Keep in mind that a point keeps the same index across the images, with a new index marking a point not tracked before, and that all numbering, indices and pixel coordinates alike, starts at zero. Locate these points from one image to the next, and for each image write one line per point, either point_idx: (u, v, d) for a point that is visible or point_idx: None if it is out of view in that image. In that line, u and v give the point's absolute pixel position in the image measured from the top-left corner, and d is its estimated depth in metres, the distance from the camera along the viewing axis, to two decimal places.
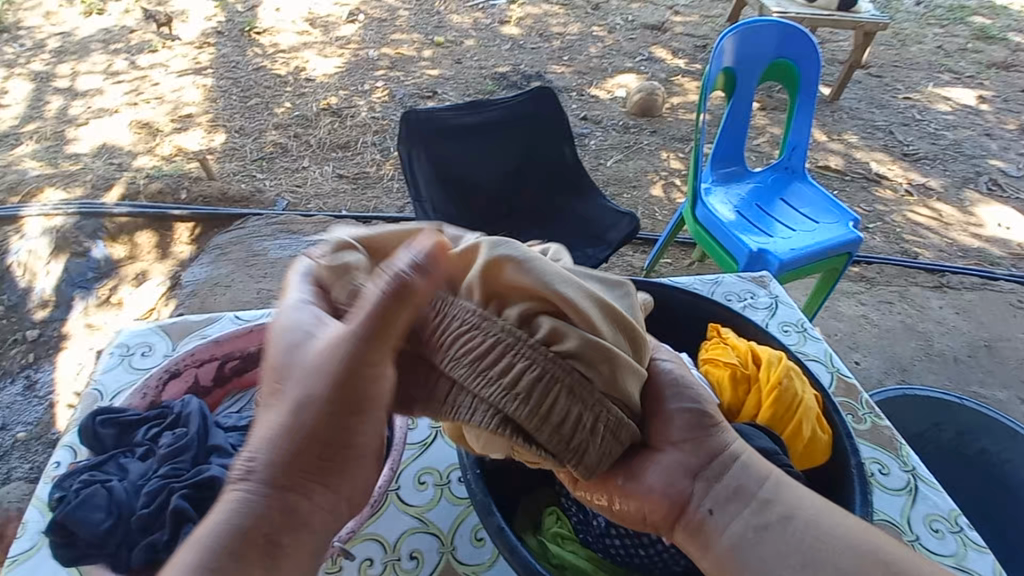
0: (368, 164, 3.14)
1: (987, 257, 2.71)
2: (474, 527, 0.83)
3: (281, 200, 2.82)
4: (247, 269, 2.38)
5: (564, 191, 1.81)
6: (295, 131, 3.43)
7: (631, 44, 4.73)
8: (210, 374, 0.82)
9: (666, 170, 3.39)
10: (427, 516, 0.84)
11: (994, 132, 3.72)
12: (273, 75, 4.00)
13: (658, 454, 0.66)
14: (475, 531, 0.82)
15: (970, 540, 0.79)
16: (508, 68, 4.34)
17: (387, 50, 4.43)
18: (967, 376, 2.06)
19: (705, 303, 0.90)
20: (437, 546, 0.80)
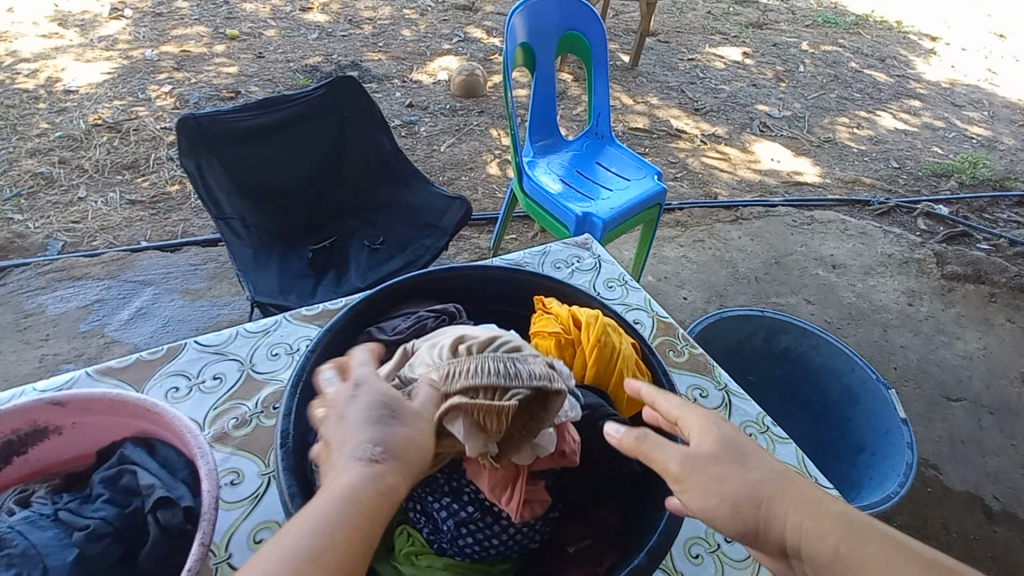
0: (166, 184, 2.71)
1: (767, 188, 3.23)
2: (256, 529, 0.71)
3: (54, 243, 2.31)
4: (19, 334, 1.91)
5: (387, 183, 1.70)
6: (61, 155, 2.82)
7: (445, 26, 4.68)
8: None
9: (499, 148, 3.44)
10: (227, 561, 0.68)
11: (758, 82, 4.41)
12: (16, 90, 3.23)
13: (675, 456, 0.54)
14: (255, 535, 0.71)
15: (778, 437, 0.91)
16: (319, 59, 4.03)
17: (170, 49, 3.83)
18: (768, 290, 2.44)
19: (527, 275, 0.89)
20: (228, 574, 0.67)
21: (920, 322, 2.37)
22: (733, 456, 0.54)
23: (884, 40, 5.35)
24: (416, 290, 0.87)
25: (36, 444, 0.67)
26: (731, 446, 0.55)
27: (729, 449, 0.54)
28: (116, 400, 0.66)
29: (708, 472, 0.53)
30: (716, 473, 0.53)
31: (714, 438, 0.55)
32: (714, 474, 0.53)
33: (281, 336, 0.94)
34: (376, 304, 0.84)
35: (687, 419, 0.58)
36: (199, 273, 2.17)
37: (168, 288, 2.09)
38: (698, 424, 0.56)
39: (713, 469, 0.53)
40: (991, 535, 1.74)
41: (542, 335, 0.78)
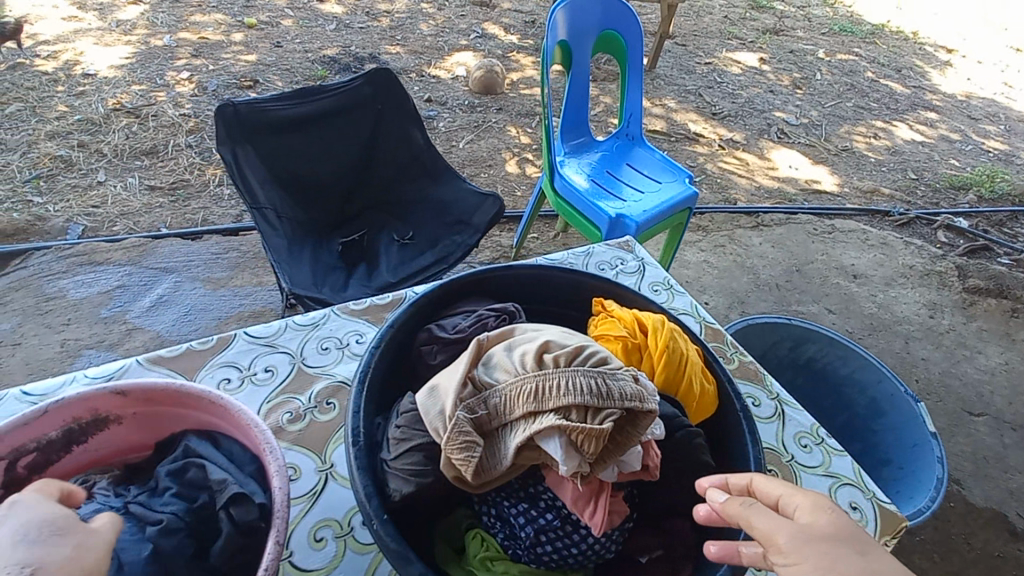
0: (185, 171, 2.69)
1: (786, 195, 3.22)
2: (314, 527, 0.70)
3: (74, 227, 2.30)
4: (40, 318, 1.90)
5: (418, 178, 1.69)
6: (80, 139, 2.80)
7: (463, 21, 4.65)
8: None
9: (518, 146, 3.42)
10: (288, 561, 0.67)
11: (775, 89, 4.39)
12: (35, 73, 3.20)
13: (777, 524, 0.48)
14: (314, 533, 0.69)
15: (833, 449, 0.90)
16: (337, 50, 3.99)
17: (188, 35, 3.80)
18: (789, 298, 2.43)
19: (585, 277, 0.88)
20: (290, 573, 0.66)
21: (942, 335, 2.36)
22: (854, 544, 0.46)
23: (901, 50, 5.33)
24: (471, 289, 0.86)
25: (95, 435, 0.66)
26: (850, 530, 0.47)
27: (850, 536, 0.46)
28: (180, 393, 0.65)
29: (823, 553, 0.45)
30: (833, 555, 0.45)
31: (830, 520, 0.47)
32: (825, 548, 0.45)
33: (331, 330, 0.92)
34: (434, 302, 0.82)
35: (793, 496, 0.50)
36: (220, 262, 2.15)
37: (190, 276, 2.08)
38: (808, 502, 0.49)
39: (828, 549, 0.45)
40: (1015, 553, 1.73)
41: (607, 339, 0.77)
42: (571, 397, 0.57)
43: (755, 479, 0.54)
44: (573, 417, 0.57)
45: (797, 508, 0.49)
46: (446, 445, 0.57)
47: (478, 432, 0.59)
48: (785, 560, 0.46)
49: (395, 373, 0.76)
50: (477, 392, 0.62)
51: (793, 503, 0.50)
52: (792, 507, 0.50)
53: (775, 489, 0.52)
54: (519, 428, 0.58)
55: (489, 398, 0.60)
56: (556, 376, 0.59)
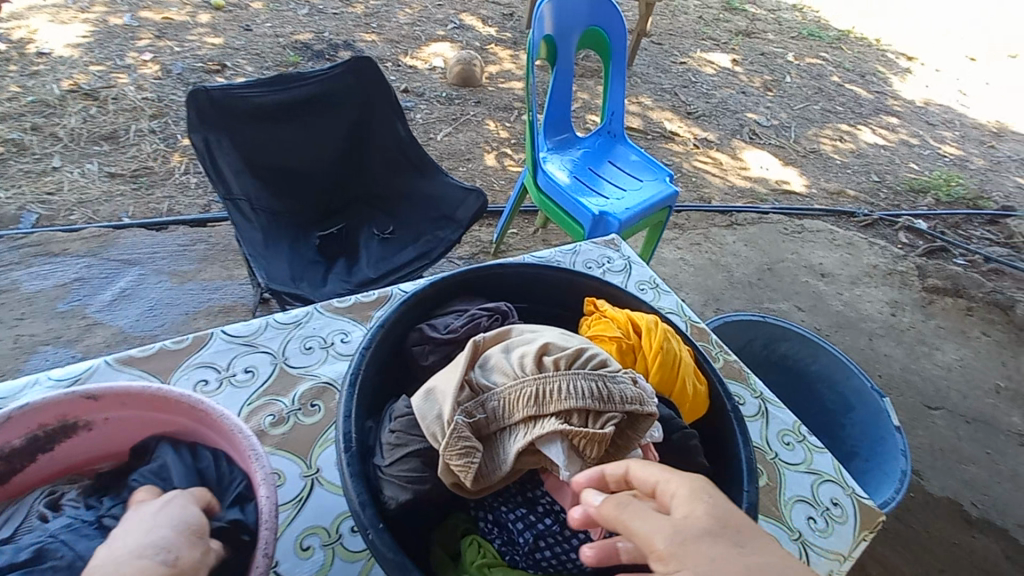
0: (148, 158, 2.56)
1: (758, 195, 3.30)
2: (300, 535, 0.67)
3: (27, 215, 2.16)
4: None
5: (400, 171, 1.65)
6: (32, 121, 2.63)
7: (440, 11, 4.57)
8: None
9: (496, 140, 3.39)
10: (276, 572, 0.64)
11: (747, 90, 4.48)
12: None
13: (653, 525, 0.43)
14: (301, 541, 0.67)
15: (813, 446, 0.92)
16: (309, 35, 3.86)
17: (149, 15, 3.61)
18: (761, 295, 2.50)
19: (577, 277, 0.88)
20: None
21: (903, 332, 2.47)
22: (730, 534, 0.42)
23: (865, 56, 5.52)
24: (463, 287, 0.84)
25: (64, 442, 0.62)
26: (726, 517, 0.43)
27: (727, 526, 0.42)
28: (153, 395, 0.61)
29: (699, 550, 0.41)
30: (711, 553, 0.41)
31: (706, 510, 0.43)
32: (708, 546, 0.41)
33: (314, 329, 0.89)
34: (425, 301, 0.80)
35: (668, 482, 0.47)
36: (188, 255, 2.06)
37: (155, 269, 1.98)
38: (684, 491, 0.45)
39: (705, 546, 0.41)
40: (969, 539, 1.83)
41: (603, 339, 0.76)
42: (572, 401, 0.57)
43: (630, 467, 0.50)
44: (574, 421, 0.57)
45: (674, 495, 0.45)
46: (445, 451, 0.56)
47: (476, 437, 0.58)
48: (665, 567, 0.41)
49: (386, 374, 0.74)
50: (474, 395, 0.60)
51: (669, 491, 0.46)
52: (669, 496, 0.46)
53: (652, 476, 0.48)
54: (519, 433, 0.57)
55: (487, 401, 0.59)
56: (556, 379, 0.58)
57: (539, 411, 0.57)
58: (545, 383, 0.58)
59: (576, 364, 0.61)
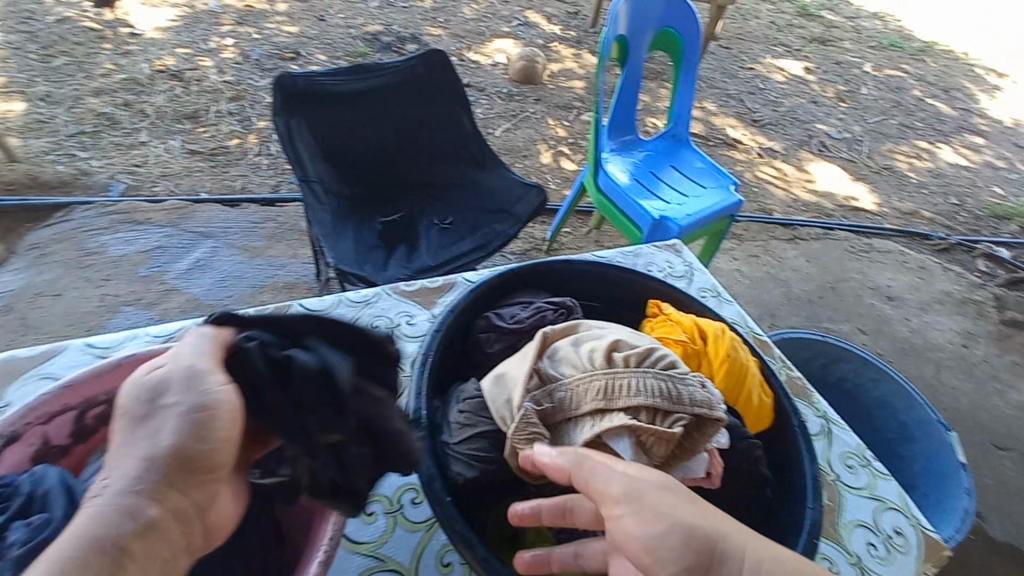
0: (225, 138, 2.72)
1: (823, 210, 3.16)
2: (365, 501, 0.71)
3: (116, 184, 2.34)
4: (82, 271, 1.94)
5: (462, 163, 1.69)
6: (124, 98, 2.83)
7: (506, 8, 4.60)
8: (66, 428, 0.62)
9: (554, 138, 3.39)
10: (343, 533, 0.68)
11: (818, 100, 4.29)
12: (83, 28, 3.23)
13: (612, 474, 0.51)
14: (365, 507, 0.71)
15: (878, 472, 0.89)
16: (379, 27, 3.98)
17: (233, 2, 3.80)
18: (820, 314, 2.40)
19: (643, 279, 0.88)
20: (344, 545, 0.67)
21: (975, 366, 2.31)
22: (680, 490, 0.52)
23: (951, 70, 5.18)
24: (530, 280, 0.85)
25: None
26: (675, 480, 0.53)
27: (674, 483, 0.52)
28: None
29: (655, 497, 0.50)
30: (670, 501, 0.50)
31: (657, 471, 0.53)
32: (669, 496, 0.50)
33: (383, 310, 0.93)
34: (493, 290, 0.82)
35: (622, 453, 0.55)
36: (257, 231, 2.18)
37: (227, 243, 2.10)
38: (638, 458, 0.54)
39: (663, 494, 0.50)
40: None
41: (668, 341, 0.76)
42: (641, 398, 0.58)
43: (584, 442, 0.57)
44: (642, 419, 0.58)
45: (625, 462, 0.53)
46: (513, 435, 0.58)
47: (543, 425, 0.60)
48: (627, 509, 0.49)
49: (452, 358, 0.76)
50: (542, 384, 0.62)
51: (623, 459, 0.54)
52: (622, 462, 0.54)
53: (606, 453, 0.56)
54: (584, 426, 0.58)
55: (555, 391, 0.61)
56: (624, 375, 0.59)
57: (608, 405, 0.58)
58: (615, 379, 0.59)
59: (645, 362, 0.62)
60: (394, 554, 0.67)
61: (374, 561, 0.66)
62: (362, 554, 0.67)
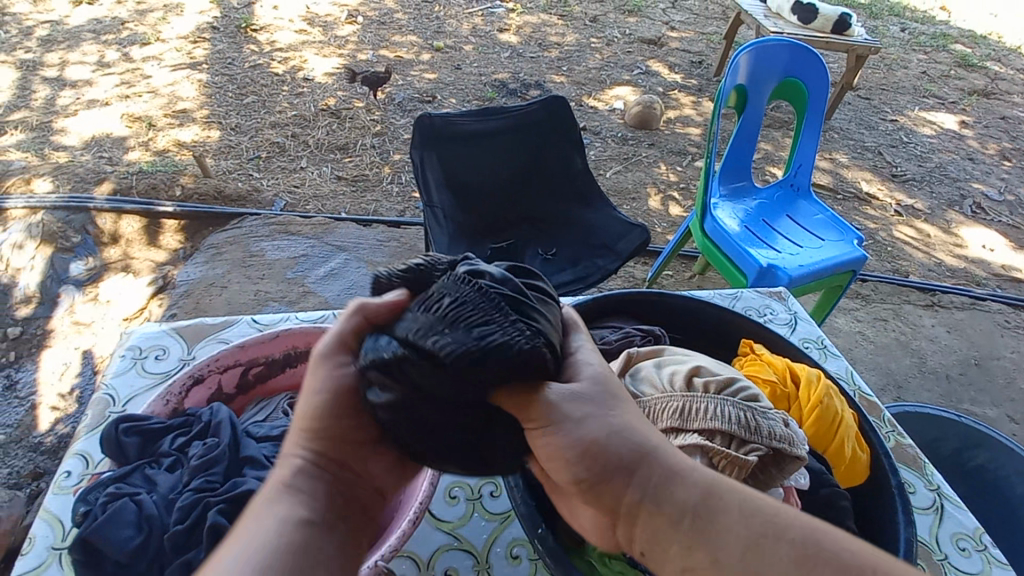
0: (366, 168, 3.12)
1: (973, 277, 2.79)
2: (448, 487, 0.80)
3: (278, 201, 2.77)
4: (244, 269, 2.32)
5: (572, 202, 1.82)
6: (293, 130, 3.38)
7: (628, 57, 4.75)
8: (234, 380, 0.79)
9: (665, 183, 3.40)
10: (433, 516, 0.77)
11: (976, 157, 3.83)
12: (270, 73, 3.92)
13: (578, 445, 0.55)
14: (449, 491, 0.80)
15: (998, 560, 0.79)
16: (507, 75, 4.32)
17: (386, 53, 4.38)
18: (960, 394, 2.11)
19: (735, 317, 0.90)
20: (433, 524, 0.76)
21: None
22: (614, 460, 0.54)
23: None
24: (622, 306, 0.90)
25: (302, 363, 0.82)
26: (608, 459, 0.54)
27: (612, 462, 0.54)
28: None
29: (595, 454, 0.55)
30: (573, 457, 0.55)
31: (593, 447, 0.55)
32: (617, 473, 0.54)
33: None
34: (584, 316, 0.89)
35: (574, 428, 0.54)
36: (382, 249, 2.46)
37: (357, 257, 2.40)
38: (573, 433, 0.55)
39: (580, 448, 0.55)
40: None
41: (757, 380, 0.77)
42: (714, 421, 0.63)
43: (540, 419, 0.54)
44: (716, 442, 0.63)
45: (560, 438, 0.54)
46: None
47: None
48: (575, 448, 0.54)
49: None
50: None
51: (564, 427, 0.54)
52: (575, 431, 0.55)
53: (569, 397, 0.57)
54: None
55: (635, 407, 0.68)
56: (703, 400, 0.64)
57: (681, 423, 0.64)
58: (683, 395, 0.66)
59: (717, 380, 0.67)
60: (473, 533, 0.75)
61: (454, 538, 0.75)
62: (444, 530, 0.75)
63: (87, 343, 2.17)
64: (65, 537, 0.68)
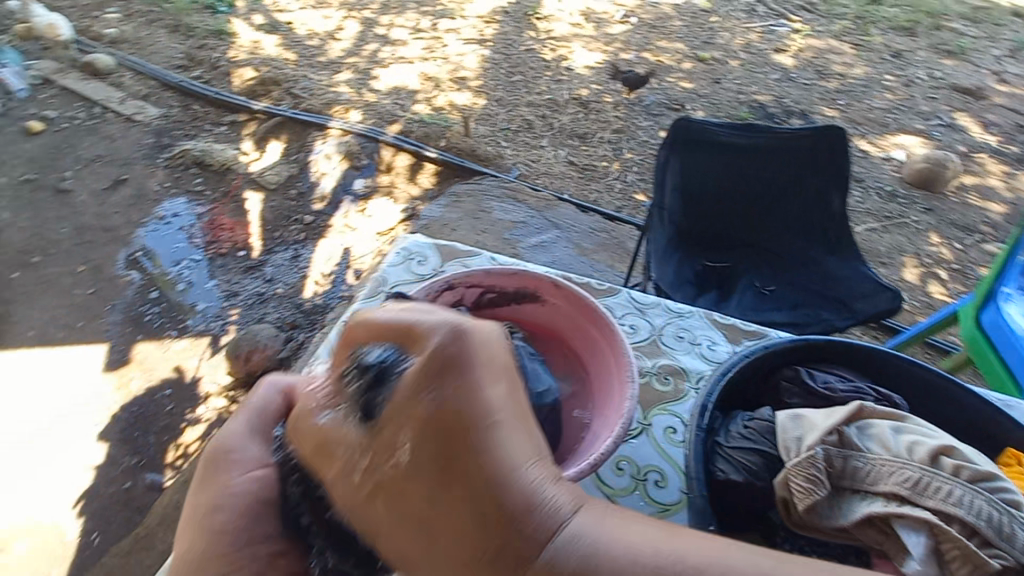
0: (598, 160, 3.26)
1: None
2: (615, 458, 0.84)
3: (515, 169, 3.07)
4: (473, 219, 2.64)
5: (813, 243, 1.66)
6: (544, 111, 3.67)
7: (928, 104, 4.01)
8: (473, 298, 0.93)
9: (929, 257, 2.84)
10: (598, 478, 0.81)
11: None
12: (539, 58, 4.30)
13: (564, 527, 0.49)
14: (616, 462, 0.83)
15: None
16: (768, 98, 4.02)
17: (649, 56, 4.43)
18: None
19: (1007, 422, 0.74)
20: (595, 484, 0.81)
21: None
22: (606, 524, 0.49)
23: None
24: (859, 359, 0.80)
25: (525, 303, 0.94)
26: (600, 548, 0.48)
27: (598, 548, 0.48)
28: (590, 306, 0.88)
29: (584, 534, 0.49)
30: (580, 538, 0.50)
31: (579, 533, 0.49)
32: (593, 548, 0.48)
33: (689, 326, 1.03)
34: (811, 349, 0.81)
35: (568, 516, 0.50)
36: (592, 237, 2.58)
37: (568, 237, 2.55)
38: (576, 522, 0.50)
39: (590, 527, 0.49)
40: None
41: None
42: (958, 508, 0.55)
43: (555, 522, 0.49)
44: (953, 527, 0.55)
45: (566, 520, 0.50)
46: (793, 467, 0.61)
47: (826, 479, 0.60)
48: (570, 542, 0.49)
49: (746, 388, 0.79)
50: (840, 444, 0.62)
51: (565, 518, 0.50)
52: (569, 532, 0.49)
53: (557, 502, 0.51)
54: (879, 501, 0.58)
55: (852, 458, 0.61)
56: (946, 482, 0.56)
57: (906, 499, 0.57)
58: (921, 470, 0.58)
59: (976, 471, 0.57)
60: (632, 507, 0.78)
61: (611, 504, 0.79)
62: (606, 495, 0.80)
63: (349, 242, 2.74)
64: None
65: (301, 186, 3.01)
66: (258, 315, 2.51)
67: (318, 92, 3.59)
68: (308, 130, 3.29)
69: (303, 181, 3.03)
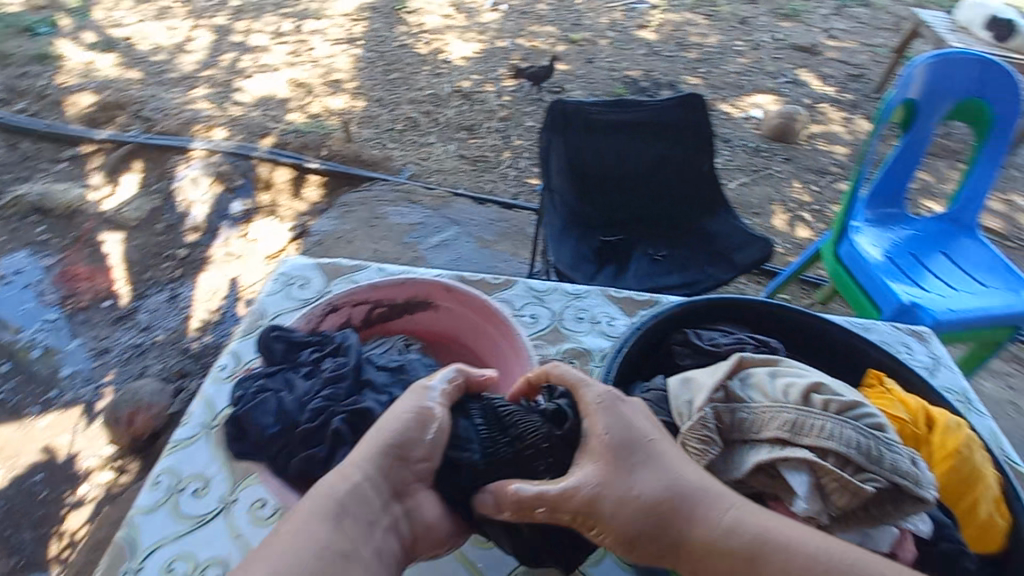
0: (488, 150, 3.25)
1: None
2: None
3: (405, 170, 2.98)
4: (367, 228, 2.53)
5: (694, 206, 1.76)
6: (427, 107, 3.58)
7: (775, 64, 4.42)
8: (363, 314, 0.87)
9: (794, 202, 3.15)
10: None
11: None
12: (414, 53, 4.18)
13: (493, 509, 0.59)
14: None
15: None
16: (639, 73, 4.22)
17: (523, 42, 4.47)
18: None
19: (867, 347, 0.82)
20: None
21: None
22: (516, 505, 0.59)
23: None
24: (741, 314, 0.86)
25: (421, 311, 0.89)
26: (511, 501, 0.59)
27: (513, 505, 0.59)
28: (485, 304, 0.85)
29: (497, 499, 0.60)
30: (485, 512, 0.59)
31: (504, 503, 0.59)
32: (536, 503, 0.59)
33: (586, 306, 1.05)
34: (695, 312, 0.85)
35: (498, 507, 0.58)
36: (492, 228, 2.58)
37: (468, 232, 2.53)
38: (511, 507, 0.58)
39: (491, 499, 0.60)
40: None
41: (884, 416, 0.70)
42: (830, 440, 0.58)
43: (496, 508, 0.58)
44: (829, 461, 0.58)
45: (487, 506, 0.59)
46: (686, 431, 0.64)
47: (716, 437, 0.64)
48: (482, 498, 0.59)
49: (643, 361, 0.81)
50: (726, 400, 0.65)
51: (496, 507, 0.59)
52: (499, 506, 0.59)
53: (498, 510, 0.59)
54: (764, 448, 0.61)
55: (738, 411, 0.64)
56: (819, 418, 0.60)
57: (793, 441, 0.60)
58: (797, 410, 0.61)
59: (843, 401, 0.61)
60: None
61: None
62: None
63: (234, 271, 2.51)
64: (216, 417, 0.81)
65: (168, 218, 2.70)
66: (138, 369, 2.23)
67: (173, 112, 3.24)
68: (167, 155, 2.96)
69: (170, 212, 2.72)
